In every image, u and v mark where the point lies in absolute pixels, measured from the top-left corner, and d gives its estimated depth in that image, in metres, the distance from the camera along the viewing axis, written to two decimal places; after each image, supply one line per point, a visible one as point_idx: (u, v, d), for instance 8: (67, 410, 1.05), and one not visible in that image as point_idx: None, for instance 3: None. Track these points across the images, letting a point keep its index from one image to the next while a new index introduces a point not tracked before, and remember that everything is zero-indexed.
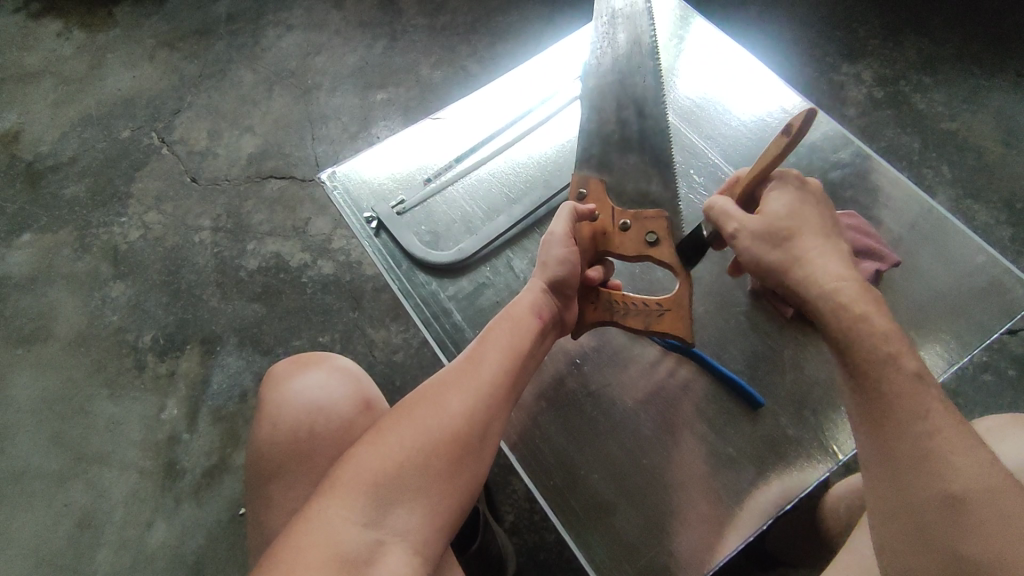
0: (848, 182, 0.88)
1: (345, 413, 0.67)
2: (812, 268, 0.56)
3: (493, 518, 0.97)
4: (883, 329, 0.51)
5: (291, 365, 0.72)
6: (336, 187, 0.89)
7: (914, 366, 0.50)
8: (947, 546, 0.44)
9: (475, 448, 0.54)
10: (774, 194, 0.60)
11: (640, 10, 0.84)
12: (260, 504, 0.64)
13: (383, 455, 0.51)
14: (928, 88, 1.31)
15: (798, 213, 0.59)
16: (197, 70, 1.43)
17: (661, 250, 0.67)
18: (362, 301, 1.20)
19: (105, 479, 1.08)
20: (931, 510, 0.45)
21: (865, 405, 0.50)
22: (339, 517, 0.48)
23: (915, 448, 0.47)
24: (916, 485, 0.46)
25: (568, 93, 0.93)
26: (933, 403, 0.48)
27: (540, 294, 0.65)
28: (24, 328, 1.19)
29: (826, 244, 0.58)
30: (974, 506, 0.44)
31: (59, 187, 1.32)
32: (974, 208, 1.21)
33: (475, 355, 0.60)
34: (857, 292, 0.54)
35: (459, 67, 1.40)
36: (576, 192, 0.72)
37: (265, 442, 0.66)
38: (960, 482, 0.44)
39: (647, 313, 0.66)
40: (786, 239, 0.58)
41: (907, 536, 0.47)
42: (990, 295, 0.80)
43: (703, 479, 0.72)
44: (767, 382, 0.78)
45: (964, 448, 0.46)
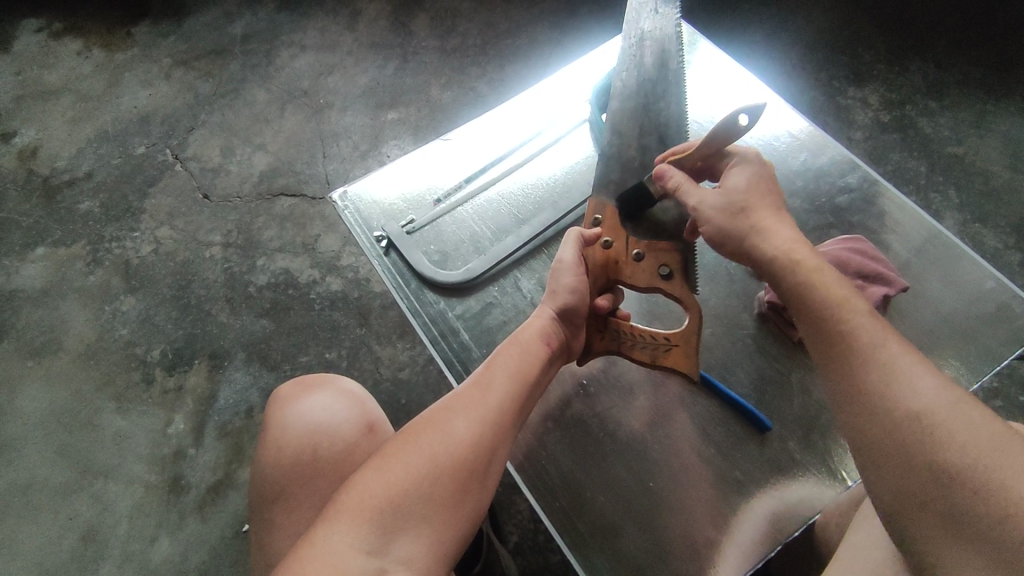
0: (856, 207, 0.88)
1: (349, 435, 0.67)
2: (768, 232, 0.59)
3: (497, 538, 0.97)
4: (831, 279, 0.55)
5: (296, 387, 0.72)
6: (347, 206, 0.90)
7: (865, 306, 0.52)
8: (928, 463, 0.43)
9: (481, 474, 0.55)
10: (732, 172, 0.63)
11: (669, 34, 0.81)
12: (263, 526, 0.64)
13: (388, 480, 0.51)
14: (934, 113, 1.32)
15: (754, 186, 0.62)
16: (212, 88, 1.46)
17: (673, 284, 0.67)
18: (369, 318, 1.21)
19: (109, 492, 1.08)
20: (902, 429, 0.45)
21: (824, 353, 0.52)
22: (344, 543, 0.47)
23: (877, 374, 0.48)
24: (885, 408, 0.46)
25: (577, 117, 0.94)
26: (886, 335, 0.50)
27: (549, 319, 0.67)
28: (35, 341, 1.20)
29: (780, 214, 0.61)
30: (943, 418, 0.44)
31: (74, 203, 1.34)
32: (982, 232, 1.21)
33: (480, 380, 0.60)
34: (811, 253, 0.57)
35: (469, 87, 1.42)
36: (591, 218, 0.72)
37: (269, 464, 0.66)
38: (925, 398, 0.45)
39: (655, 347, 0.67)
40: (743, 209, 0.60)
41: (888, 463, 0.45)
42: (999, 321, 0.80)
43: (712, 501, 0.72)
44: (774, 406, 0.77)
45: (918, 368, 0.47)
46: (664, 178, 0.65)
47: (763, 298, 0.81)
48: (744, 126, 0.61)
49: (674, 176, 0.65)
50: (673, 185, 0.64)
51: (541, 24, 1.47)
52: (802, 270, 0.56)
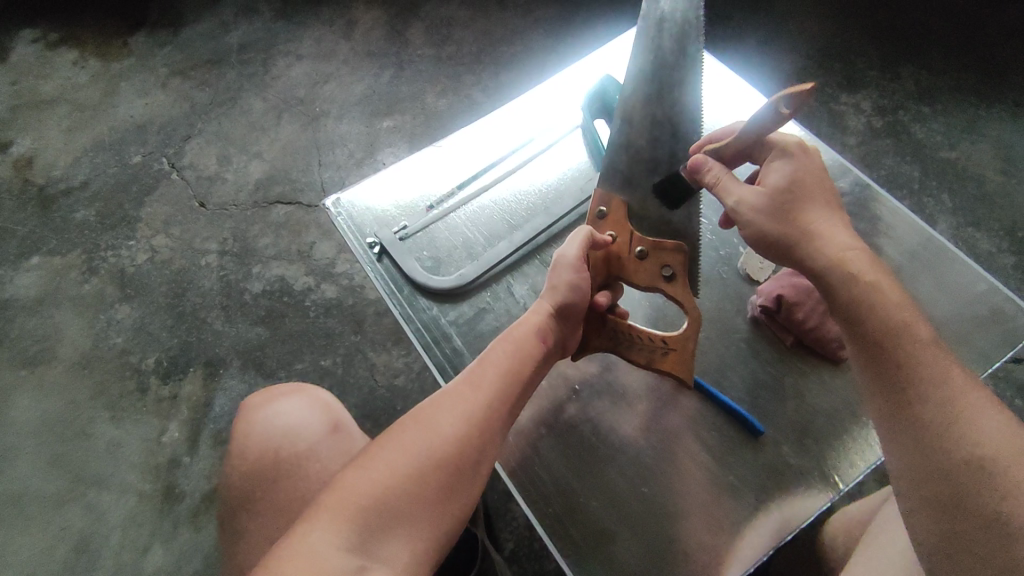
0: (848, 211, 0.88)
1: (311, 436, 0.67)
2: (817, 238, 0.59)
3: (492, 545, 0.96)
4: (894, 298, 0.53)
5: (263, 396, 0.72)
6: (340, 213, 0.90)
7: (928, 333, 0.51)
8: (984, 505, 0.42)
9: (467, 474, 0.54)
10: (775, 166, 0.63)
11: (693, 20, 0.72)
12: (233, 534, 0.64)
13: (374, 478, 0.51)
14: (927, 118, 1.33)
15: (801, 184, 0.61)
16: (209, 97, 1.46)
17: (673, 286, 0.68)
18: (364, 325, 1.21)
19: (102, 501, 1.08)
20: (956, 470, 0.44)
21: (880, 378, 0.51)
22: (325, 541, 0.46)
23: (938, 411, 0.46)
24: (943, 445, 0.45)
25: (570, 124, 0.95)
26: (952, 369, 0.48)
27: (547, 315, 0.66)
28: (30, 350, 1.20)
29: (829, 216, 0.61)
30: (1007, 460, 0.42)
31: (70, 211, 1.34)
32: (975, 236, 1.22)
33: (472, 378, 0.60)
34: (867, 266, 0.56)
35: (464, 95, 1.43)
36: (596, 210, 0.72)
37: (236, 473, 0.66)
38: (987, 437, 0.43)
39: (653, 350, 0.68)
40: (789, 212, 0.61)
41: (940, 500, 0.44)
42: (992, 324, 0.80)
43: (707, 507, 0.72)
44: (768, 410, 0.77)
45: (986, 410, 0.45)
46: (699, 170, 0.65)
47: (755, 303, 0.81)
48: (788, 114, 0.57)
49: (710, 168, 0.64)
50: (709, 178, 0.64)
51: (535, 32, 1.48)
52: (860, 286, 0.55)
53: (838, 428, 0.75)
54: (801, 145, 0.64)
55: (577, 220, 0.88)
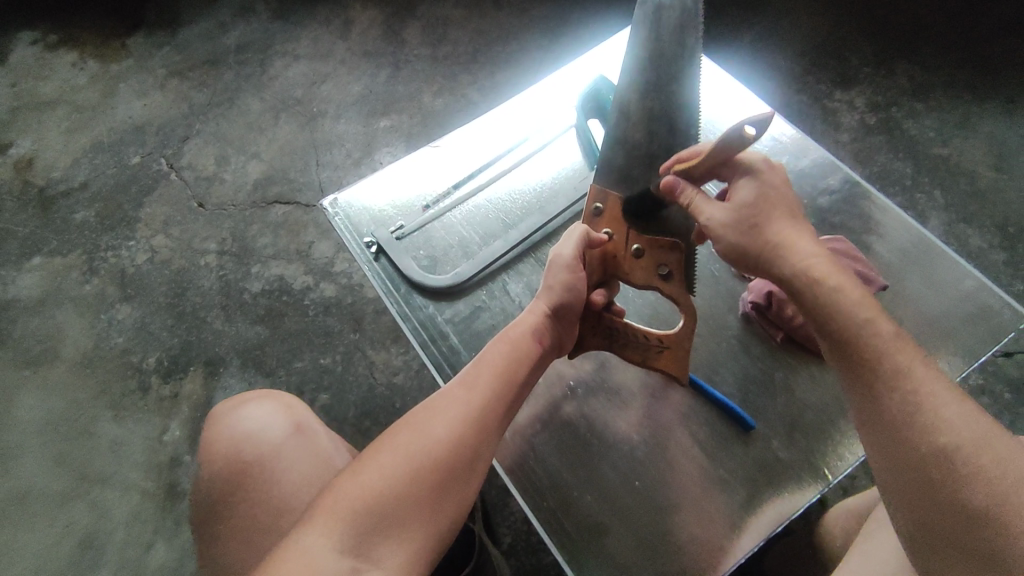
0: (838, 209, 0.90)
1: (274, 437, 0.68)
2: (784, 249, 0.56)
3: (490, 540, 0.98)
4: (856, 297, 0.52)
5: (230, 403, 0.73)
6: (336, 213, 0.91)
7: (890, 327, 0.51)
8: (951, 499, 0.45)
9: (461, 473, 0.56)
10: (742, 182, 0.60)
11: (689, 8, 0.74)
12: (206, 538, 0.65)
13: (367, 481, 0.52)
14: (920, 114, 1.34)
15: (766, 197, 0.59)
16: (207, 98, 1.47)
17: (670, 284, 0.68)
18: (362, 323, 1.22)
19: (105, 500, 1.09)
20: (927, 465, 0.46)
21: (848, 371, 0.52)
22: (320, 544, 0.48)
23: (902, 406, 0.48)
24: (909, 440, 0.47)
25: (565, 123, 0.96)
26: (914, 360, 0.49)
27: (542, 316, 0.68)
28: (32, 350, 1.21)
29: (797, 225, 0.58)
30: (970, 455, 0.45)
31: (70, 212, 1.35)
32: (967, 232, 1.23)
33: (465, 380, 0.61)
34: (829, 267, 0.54)
35: (460, 95, 1.44)
36: (591, 205, 0.72)
37: (204, 478, 0.67)
38: (952, 433, 0.45)
39: (648, 349, 0.69)
40: (756, 226, 0.58)
41: (911, 491, 0.47)
42: (979, 319, 0.81)
43: (699, 500, 0.73)
44: (759, 404, 0.79)
45: (949, 400, 0.47)
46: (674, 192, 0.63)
47: (747, 300, 0.82)
48: (753, 138, 0.56)
49: (684, 191, 0.63)
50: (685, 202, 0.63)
51: (531, 31, 1.49)
52: (823, 287, 0.53)
53: (828, 422, 0.77)
54: (767, 159, 0.61)
55: (572, 219, 0.90)
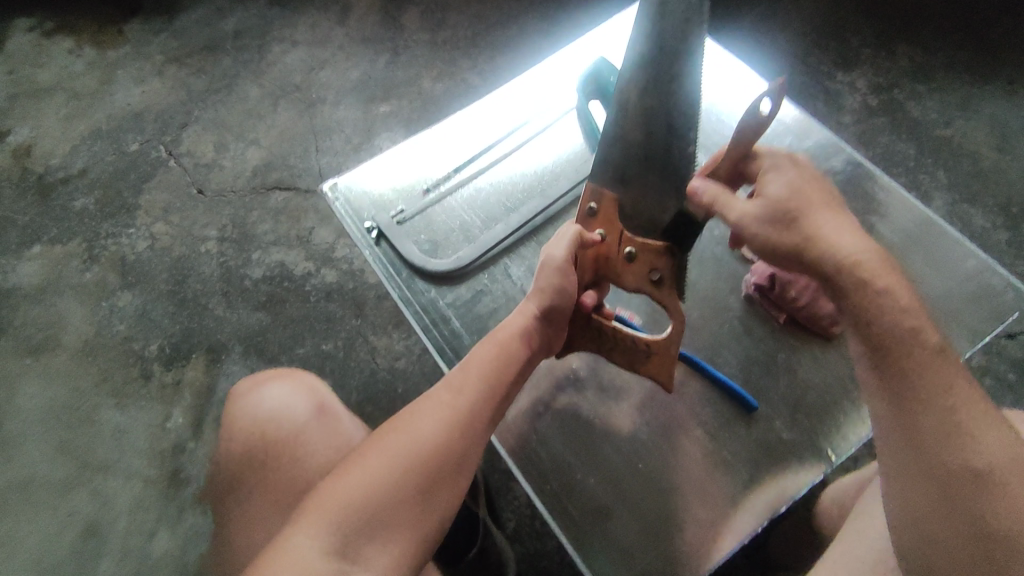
0: (840, 189, 0.89)
1: (298, 419, 0.66)
2: (828, 243, 0.55)
3: (493, 523, 0.98)
4: (904, 303, 0.53)
5: (250, 381, 0.71)
6: (337, 198, 0.91)
7: (938, 340, 0.51)
8: (974, 516, 0.47)
9: (448, 476, 0.55)
10: (771, 177, 0.59)
11: None
12: (222, 517, 0.63)
13: (355, 484, 0.52)
14: (923, 96, 1.33)
15: (802, 190, 0.58)
16: (205, 84, 1.46)
17: (661, 291, 0.66)
18: (364, 309, 1.22)
19: (110, 486, 1.10)
20: (956, 479, 0.48)
21: (885, 381, 0.52)
22: (308, 545, 0.49)
23: (941, 422, 0.49)
24: (943, 456, 0.49)
25: (565, 105, 0.95)
26: (957, 377, 0.50)
27: (531, 318, 0.66)
28: (34, 338, 1.22)
29: (837, 217, 0.57)
30: (1000, 478, 0.47)
31: (69, 200, 1.35)
32: (970, 213, 1.23)
33: (452, 381, 0.61)
34: (879, 268, 0.54)
35: (459, 79, 1.43)
36: (585, 204, 0.68)
37: (222, 456, 0.66)
38: (985, 454, 0.48)
39: (637, 354, 0.69)
40: (795, 219, 0.57)
41: (933, 502, 0.50)
42: (982, 300, 0.81)
43: (702, 482, 0.74)
44: (761, 386, 0.79)
45: (986, 421, 0.49)
46: (697, 196, 0.60)
47: (749, 281, 0.82)
48: (767, 117, 0.57)
49: (708, 190, 0.60)
50: (709, 200, 0.60)
51: (530, 15, 1.48)
52: (869, 291, 0.53)
53: (830, 403, 0.77)
54: (792, 155, 0.61)
55: (573, 202, 0.89)
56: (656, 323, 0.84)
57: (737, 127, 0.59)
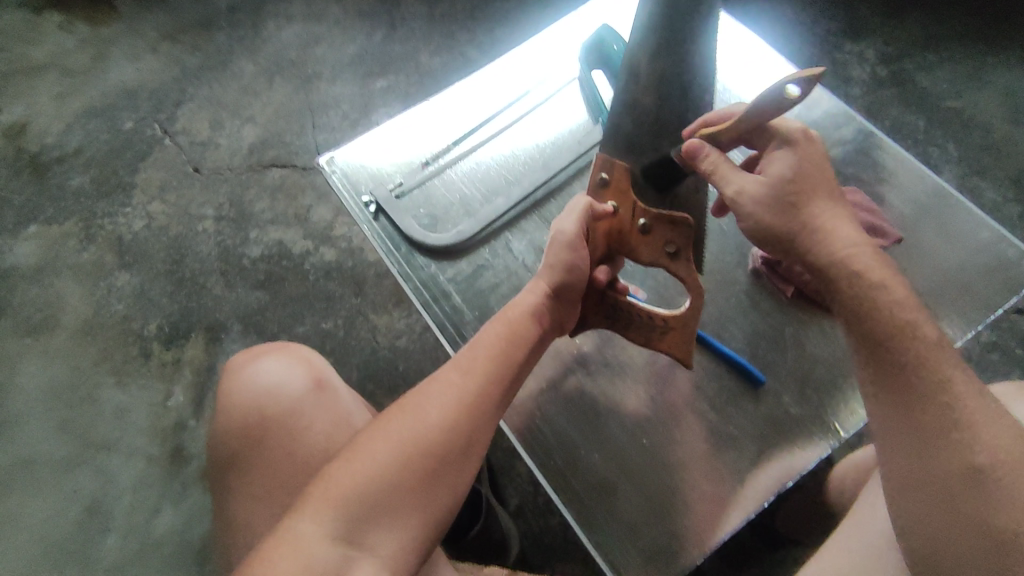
0: (850, 160, 0.87)
1: (295, 393, 0.64)
2: (822, 232, 0.54)
3: (497, 501, 0.98)
4: (898, 297, 0.51)
5: (248, 356, 0.70)
6: (334, 171, 0.89)
7: (934, 334, 0.50)
8: (977, 517, 0.45)
9: (456, 461, 0.52)
10: (776, 154, 0.56)
11: None
12: (222, 492, 0.63)
13: (359, 469, 0.49)
14: (933, 66, 1.30)
15: (806, 173, 0.55)
16: (199, 60, 1.43)
17: (677, 264, 0.64)
18: (364, 288, 1.21)
19: (112, 465, 1.10)
20: (954, 477, 0.46)
21: (882, 379, 0.51)
22: (311, 531, 0.46)
23: (938, 418, 0.47)
24: (940, 454, 0.47)
25: (567, 76, 0.93)
26: (955, 371, 0.49)
27: (543, 296, 0.64)
28: (32, 318, 1.21)
29: (835, 207, 0.55)
30: (1001, 476, 0.44)
31: (64, 179, 1.33)
32: (980, 185, 1.20)
33: (461, 362, 0.57)
34: (872, 262, 0.53)
35: (458, 53, 1.40)
36: (597, 175, 0.66)
37: (221, 432, 0.64)
38: (985, 451, 0.45)
39: (653, 329, 0.67)
40: (793, 203, 0.55)
41: (934, 505, 0.47)
42: (995, 271, 0.79)
43: (708, 458, 0.73)
44: (768, 360, 0.77)
45: (988, 416, 0.47)
46: (695, 157, 0.57)
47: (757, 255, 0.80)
48: (794, 100, 0.50)
49: (709, 155, 0.57)
50: (707, 166, 0.57)
51: None
52: (862, 284, 0.52)
53: (838, 377, 0.76)
54: (805, 132, 0.57)
55: (575, 175, 0.88)
56: (661, 297, 0.82)
57: (757, 99, 0.53)
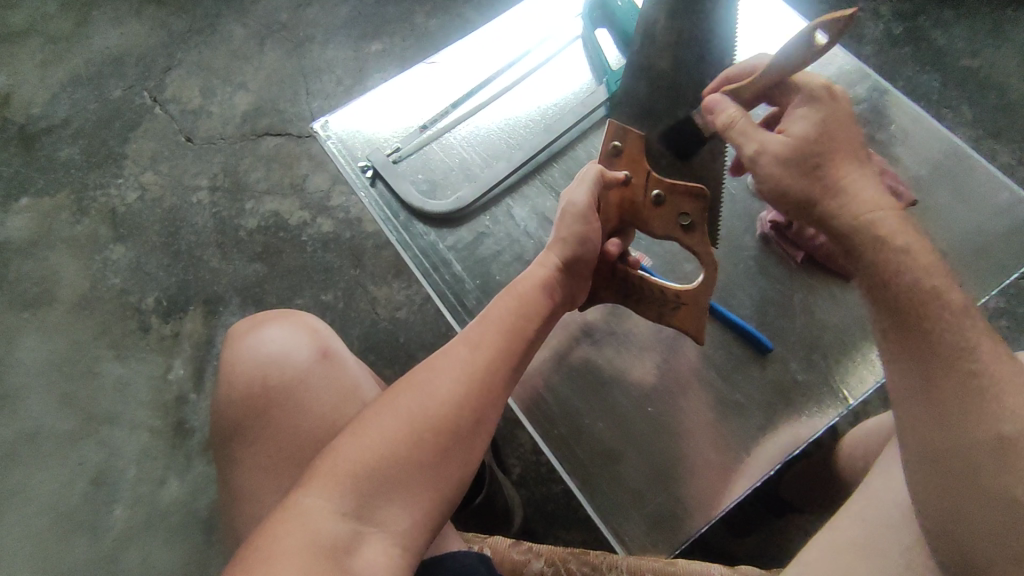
0: (863, 119, 0.84)
1: (300, 362, 0.63)
2: (846, 197, 0.50)
3: (500, 470, 0.98)
4: (923, 262, 0.47)
5: (250, 323, 0.68)
6: (329, 137, 0.86)
7: (959, 300, 0.46)
8: (1002, 490, 0.42)
9: (466, 437, 0.50)
10: (797, 113, 0.52)
11: None
12: (224, 462, 0.61)
13: (366, 445, 0.47)
14: (948, 23, 1.25)
15: (830, 131, 0.51)
16: (187, 24, 1.38)
17: (690, 237, 0.62)
18: (363, 259, 1.19)
19: (116, 438, 1.09)
20: (980, 451, 0.43)
21: (905, 347, 0.47)
22: (317, 507, 0.44)
23: (965, 390, 0.44)
24: (965, 427, 0.43)
25: (570, 33, 0.89)
26: (982, 337, 0.45)
27: (554, 270, 0.61)
28: (28, 292, 1.19)
29: (859, 170, 0.51)
30: None
31: (53, 150, 1.30)
32: (994, 148, 1.17)
33: (470, 335, 0.55)
34: (895, 226, 0.49)
35: (455, 14, 1.34)
36: (608, 142, 0.62)
37: (222, 402, 0.63)
38: (1013, 423, 0.42)
39: (664, 304, 0.66)
40: (817, 164, 0.50)
41: (955, 480, 0.44)
42: (1011, 234, 0.77)
43: (713, 426, 0.72)
44: (776, 326, 0.76)
45: (1014, 382, 0.43)
46: (715, 113, 0.55)
47: (767, 220, 0.78)
48: (822, 47, 0.49)
49: (727, 110, 0.54)
50: (725, 121, 0.54)
51: None
52: (884, 250, 0.48)
53: (847, 344, 0.74)
54: (829, 89, 0.52)
55: (577, 138, 0.85)
56: (669, 266, 0.80)
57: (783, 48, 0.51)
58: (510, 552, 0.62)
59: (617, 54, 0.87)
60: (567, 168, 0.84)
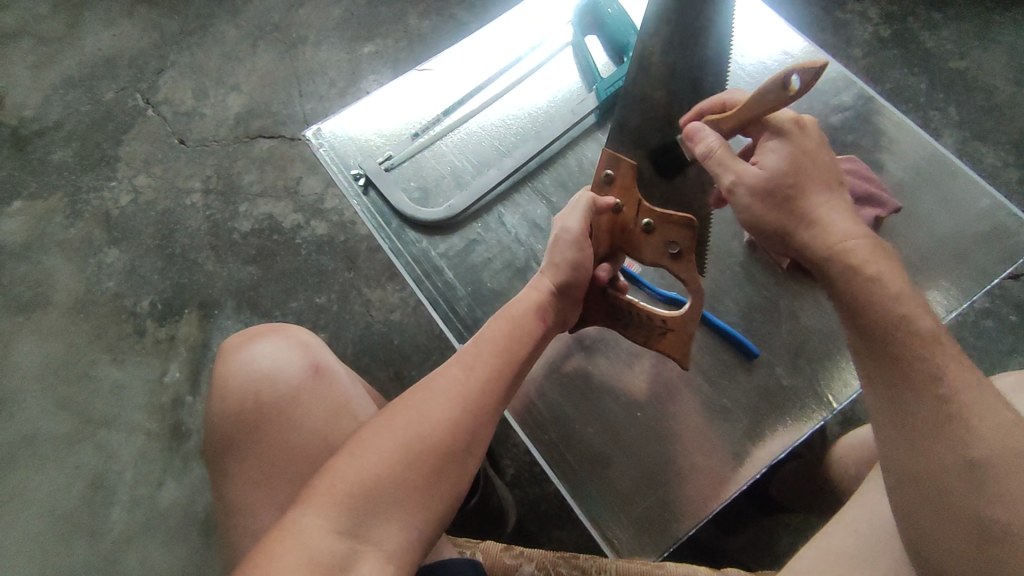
0: (849, 126, 0.85)
1: (293, 378, 0.64)
2: (819, 227, 0.52)
3: (493, 471, 0.99)
4: (896, 289, 0.49)
5: (242, 338, 0.69)
6: (321, 145, 0.86)
7: (928, 326, 0.47)
8: (971, 512, 0.43)
9: (459, 457, 0.51)
10: (771, 145, 0.55)
11: None
12: (219, 476, 0.63)
13: (363, 464, 0.48)
14: (937, 25, 1.26)
15: (801, 164, 0.53)
16: (179, 25, 1.38)
17: (679, 265, 0.62)
18: (357, 262, 1.20)
19: (112, 441, 1.10)
20: (949, 473, 0.44)
21: (880, 371, 0.49)
22: (315, 525, 0.45)
23: (933, 413, 0.45)
24: (934, 449, 0.45)
25: (560, 39, 0.90)
26: (953, 363, 0.46)
27: (547, 294, 0.63)
28: (23, 296, 1.19)
29: (831, 200, 0.53)
30: (996, 471, 0.42)
31: (45, 153, 1.30)
32: (981, 149, 1.18)
33: (464, 357, 0.57)
34: (869, 254, 0.51)
35: (448, 15, 1.35)
36: (601, 172, 0.64)
37: (216, 415, 0.64)
38: (981, 446, 0.43)
39: (652, 330, 0.66)
40: (790, 196, 0.53)
41: (925, 498, 0.45)
42: (992, 239, 0.78)
43: (702, 430, 0.73)
44: (763, 333, 0.77)
45: (986, 408, 0.44)
46: (695, 140, 0.56)
47: None
48: (796, 91, 0.50)
49: (706, 139, 0.55)
50: (705, 150, 0.55)
51: None
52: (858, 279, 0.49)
53: (830, 349, 0.76)
54: (798, 121, 0.55)
55: (568, 145, 0.86)
56: (660, 274, 0.81)
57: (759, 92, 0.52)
58: (502, 557, 0.63)
59: (607, 59, 0.88)
60: (558, 176, 0.85)
